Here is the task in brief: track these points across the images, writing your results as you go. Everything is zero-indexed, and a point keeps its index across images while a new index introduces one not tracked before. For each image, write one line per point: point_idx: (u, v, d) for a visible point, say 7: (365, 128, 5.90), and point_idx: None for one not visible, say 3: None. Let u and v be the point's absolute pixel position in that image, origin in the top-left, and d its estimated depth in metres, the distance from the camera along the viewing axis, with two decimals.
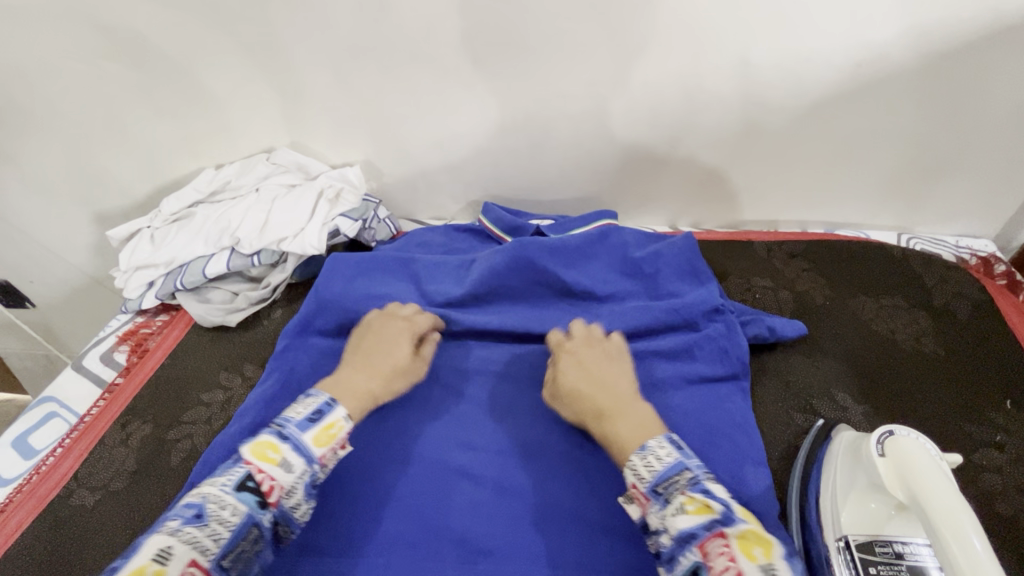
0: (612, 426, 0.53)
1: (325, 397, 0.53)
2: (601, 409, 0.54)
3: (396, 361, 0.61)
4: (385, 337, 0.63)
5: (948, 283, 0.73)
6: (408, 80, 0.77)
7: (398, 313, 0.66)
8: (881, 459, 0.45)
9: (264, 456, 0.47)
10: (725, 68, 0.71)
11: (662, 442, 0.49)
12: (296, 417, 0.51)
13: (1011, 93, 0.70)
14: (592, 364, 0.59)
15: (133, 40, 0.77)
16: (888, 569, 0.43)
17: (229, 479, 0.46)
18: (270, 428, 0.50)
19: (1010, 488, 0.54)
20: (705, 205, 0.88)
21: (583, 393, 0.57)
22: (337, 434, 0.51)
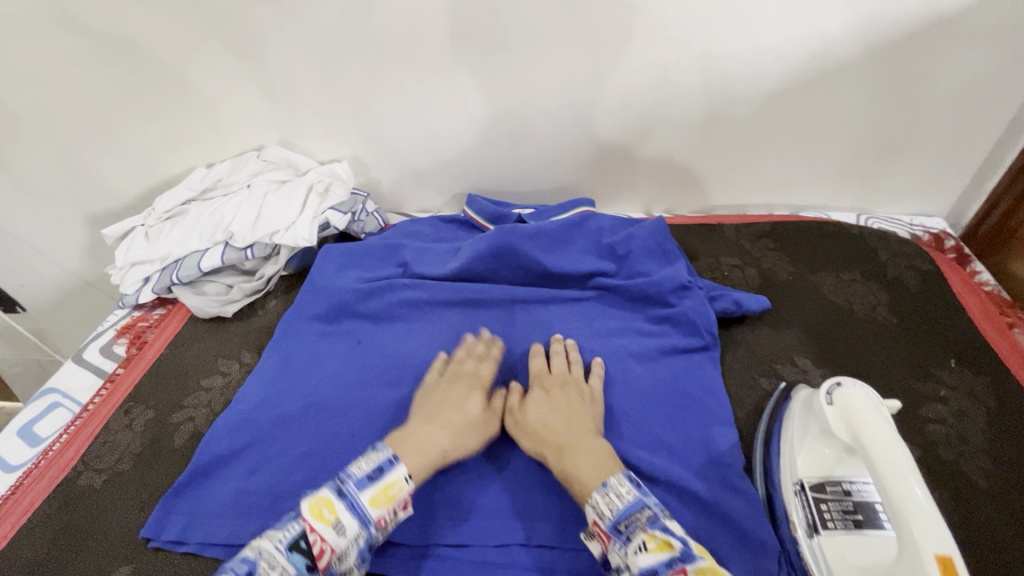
0: (569, 458, 0.54)
1: (388, 453, 0.53)
2: (560, 442, 0.55)
3: (466, 415, 0.59)
4: (454, 387, 0.62)
5: (899, 258, 0.79)
6: (391, 78, 0.81)
7: (470, 366, 0.65)
8: (830, 408, 0.50)
9: (319, 514, 0.48)
10: (689, 61, 0.76)
11: (621, 480, 0.50)
12: (357, 472, 0.51)
13: (952, 80, 0.75)
14: (552, 396, 0.60)
15: (124, 44, 0.80)
16: (837, 505, 0.48)
17: (285, 536, 0.47)
18: (332, 483, 0.50)
19: (951, 436, 0.59)
20: (677, 191, 0.92)
21: (545, 424, 0.57)
22: (396, 494, 0.51)
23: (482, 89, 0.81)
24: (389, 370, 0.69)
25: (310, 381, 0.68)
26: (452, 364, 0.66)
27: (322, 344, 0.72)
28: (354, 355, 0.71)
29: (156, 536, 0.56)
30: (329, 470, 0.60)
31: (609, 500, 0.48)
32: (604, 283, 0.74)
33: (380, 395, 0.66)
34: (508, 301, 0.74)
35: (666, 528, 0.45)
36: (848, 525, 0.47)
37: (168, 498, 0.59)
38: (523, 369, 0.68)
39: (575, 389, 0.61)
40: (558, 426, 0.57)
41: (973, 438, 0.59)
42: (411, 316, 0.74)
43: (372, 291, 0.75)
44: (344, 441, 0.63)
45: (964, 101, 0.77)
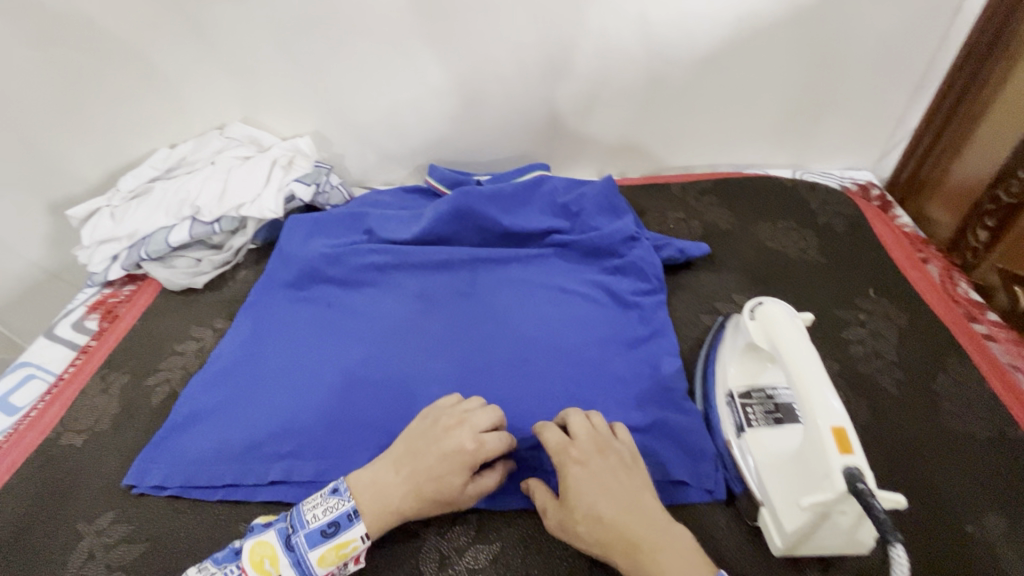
0: (651, 558, 0.45)
1: (349, 506, 0.53)
2: (633, 538, 0.46)
3: (440, 487, 0.52)
4: (440, 446, 0.53)
5: (828, 205, 0.86)
6: (348, 51, 0.84)
7: (475, 426, 0.55)
8: (754, 322, 0.56)
9: (261, 564, 0.51)
10: (630, 27, 0.81)
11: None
12: (311, 523, 0.52)
13: (871, 38, 0.82)
14: (598, 474, 0.50)
15: (81, 23, 0.80)
16: (760, 406, 0.56)
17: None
18: (283, 531, 0.52)
19: (869, 353, 0.67)
20: (628, 155, 0.97)
21: (602, 516, 0.47)
22: (348, 553, 0.52)
23: (439, 60, 0.85)
24: (357, 328, 0.72)
25: (280, 343, 0.71)
26: (457, 412, 0.56)
27: (291, 307, 0.75)
28: (323, 317, 0.74)
29: (139, 483, 0.60)
30: (305, 417, 0.64)
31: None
32: (559, 238, 0.79)
33: (350, 349, 0.70)
34: (469, 261, 0.77)
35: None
36: (770, 422, 0.55)
37: (148, 450, 0.63)
38: (485, 320, 0.72)
39: (611, 461, 0.51)
40: (619, 516, 0.47)
41: (887, 354, 0.67)
42: (377, 279, 0.77)
43: (339, 256, 0.78)
44: (318, 389, 0.66)
45: (881, 58, 0.84)
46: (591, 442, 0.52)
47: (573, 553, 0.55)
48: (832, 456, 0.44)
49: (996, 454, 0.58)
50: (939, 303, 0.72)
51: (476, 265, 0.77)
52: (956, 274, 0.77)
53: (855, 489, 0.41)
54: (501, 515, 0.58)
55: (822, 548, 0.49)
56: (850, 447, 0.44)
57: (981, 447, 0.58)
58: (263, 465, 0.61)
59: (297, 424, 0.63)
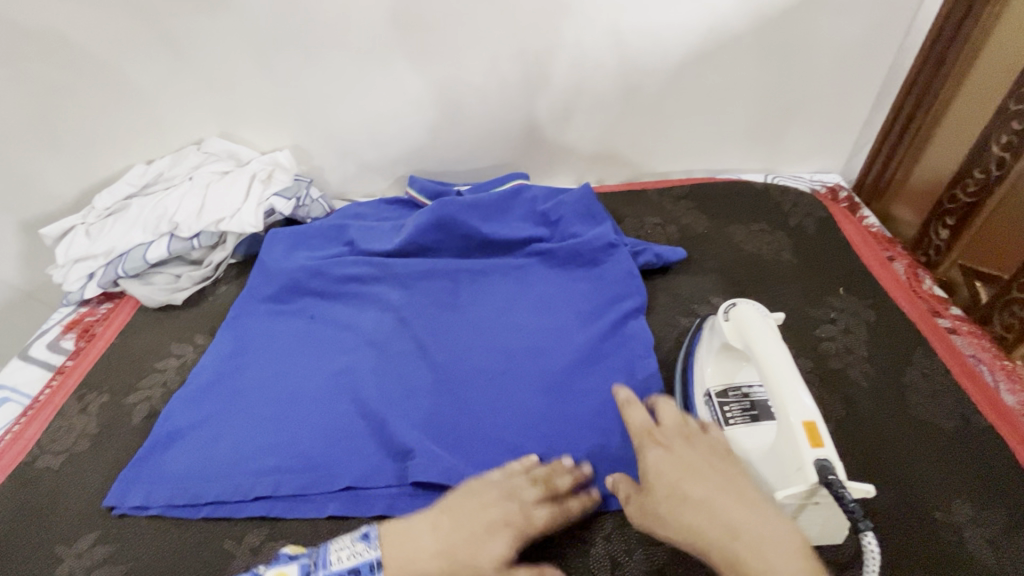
0: (755, 551, 0.42)
1: (374, 554, 0.51)
2: (733, 525, 0.43)
3: (479, 555, 0.49)
4: (490, 509, 0.52)
5: (799, 207, 0.89)
6: (326, 65, 0.85)
7: (530, 499, 0.54)
8: (727, 324, 0.58)
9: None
10: (602, 38, 0.83)
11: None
12: (334, 564, 0.51)
13: (834, 46, 0.86)
14: (683, 450, 0.49)
15: (54, 41, 0.80)
16: (738, 405, 0.56)
17: None
18: (304, 566, 0.51)
19: (841, 349, 0.69)
20: (606, 163, 0.99)
21: (693, 499, 0.45)
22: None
23: (417, 72, 0.86)
24: (340, 340, 0.72)
25: (261, 357, 0.71)
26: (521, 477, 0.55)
27: (274, 321, 0.75)
28: (305, 330, 0.74)
29: (119, 504, 0.60)
30: (289, 431, 0.64)
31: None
32: (540, 246, 0.80)
33: (334, 361, 0.70)
34: (451, 271, 0.78)
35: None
36: (747, 420, 0.56)
37: (128, 470, 0.62)
38: (469, 328, 0.73)
39: (695, 438, 0.51)
40: (715, 498, 0.45)
41: (858, 350, 0.69)
42: (358, 290, 0.77)
43: (320, 268, 0.78)
44: (301, 402, 0.66)
45: (844, 65, 0.88)
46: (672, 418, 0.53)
47: (555, 554, 0.56)
48: (804, 449, 0.46)
49: (962, 442, 0.60)
50: (905, 299, 0.75)
51: (459, 274, 0.78)
52: (921, 270, 0.80)
53: (826, 481, 0.44)
54: None
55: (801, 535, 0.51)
56: (820, 440, 0.46)
57: (947, 436, 0.61)
58: (247, 480, 0.60)
59: (281, 438, 0.63)
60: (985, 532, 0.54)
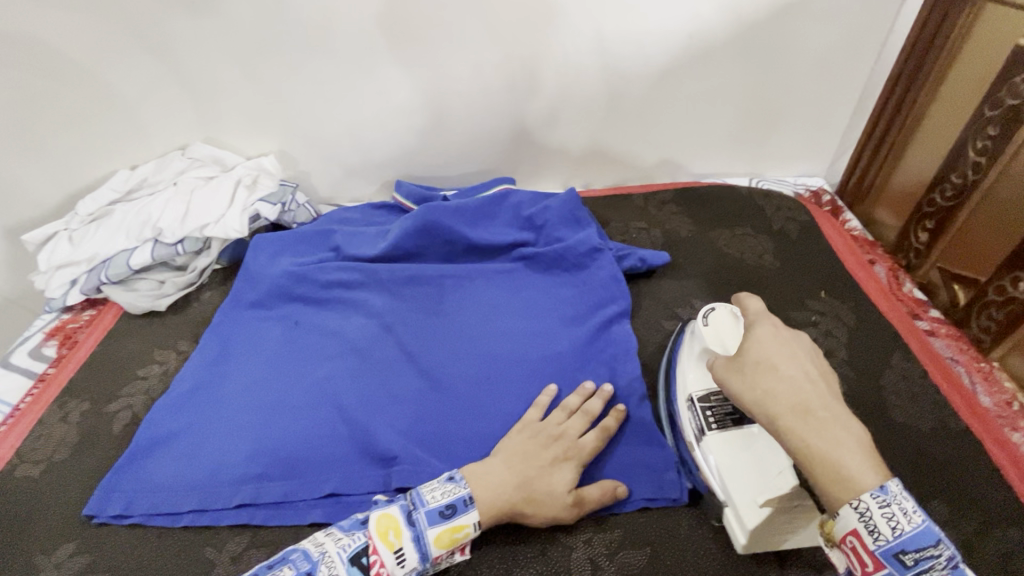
0: (825, 429, 0.42)
1: (465, 491, 0.54)
2: (809, 404, 0.43)
3: (553, 483, 0.56)
4: (550, 448, 0.58)
5: (782, 211, 0.90)
6: (311, 72, 0.85)
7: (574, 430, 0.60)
8: (708, 328, 0.61)
9: (384, 536, 0.52)
10: (586, 44, 0.84)
11: (903, 492, 0.40)
12: (431, 503, 0.53)
13: (814, 51, 0.87)
14: (791, 346, 0.47)
15: (35, 46, 0.79)
16: (720, 408, 0.57)
17: (349, 544, 0.51)
18: (404, 505, 0.54)
19: (822, 352, 0.70)
20: (592, 167, 1.00)
21: (781, 373, 0.45)
22: (460, 538, 0.53)
23: (402, 77, 0.86)
24: (325, 346, 0.72)
25: (245, 364, 0.71)
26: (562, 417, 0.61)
27: (259, 326, 0.75)
28: (289, 336, 0.73)
29: (99, 512, 0.59)
30: (271, 437, 0.63)
31: (885, 516, 0.39)
32: (525, 251, 0.81)
33: (318, 368, 0.70)
34: (435, 276, 0.78)
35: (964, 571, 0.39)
36: (729, 424, 0.57)
37: (108, 479, 0.61)
38: (454, 334, 0.73)
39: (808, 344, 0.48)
40: (799, 379, 0.45)
41: (839, 352, 0.70)
42: (343, 295, 0.77)
43: (305, 274, 0.77)
44: (284, 409, 0.66)
45: (825, 71, 0.89)
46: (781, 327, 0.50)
47: (536, 558, 0.56)
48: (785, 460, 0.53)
49: (939, 444, 0.61)
50: (886, 302, 0.76)
51: (444, 279, 0.78)
52: (901, 274, 0.81)
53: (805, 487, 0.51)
54: None
55: (779, 537, 0.53)
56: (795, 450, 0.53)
57: (926, 437, 0.62)
58: (229, 487, 0.60)
59: (264, 445, 0.63)
60: (960, 532, 0.55)
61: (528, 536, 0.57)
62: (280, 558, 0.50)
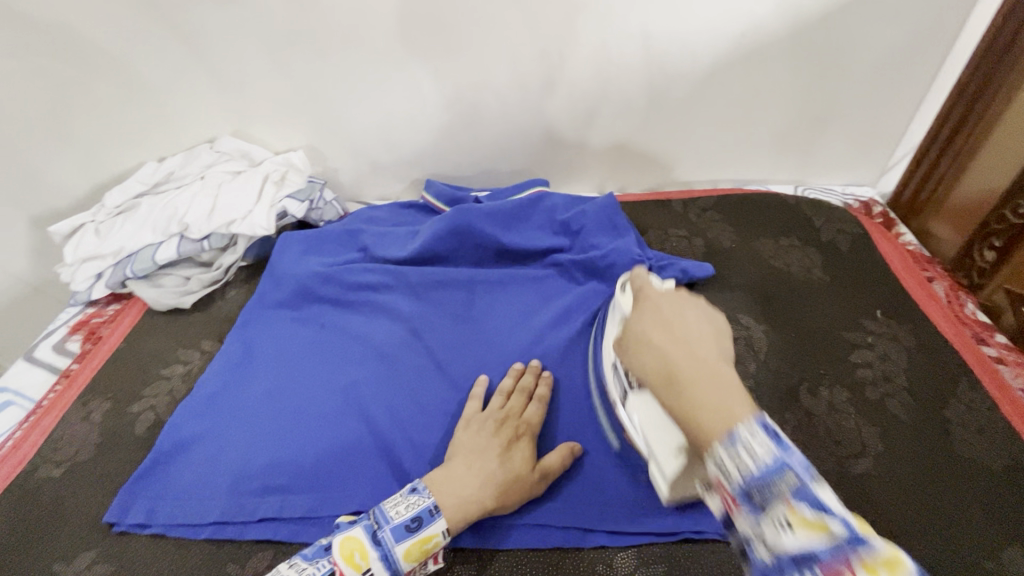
0: (684, 393, 0.39)
1: (430, 501, 0.52)
2: (673, 367, 0.40)
3: (512, 465, 0.55)
4: (501, 432, 0.58)
5: (832, 222, 0.84)
6: (344, 66, 0.82)
7: (516, 411, 0.60)
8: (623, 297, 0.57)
9: (350, 558, 0.49)
10: (631, 44, 0.80)
11: (755, 432, 0.34)
12: (395, 519, 0.51)
13: (873, 53, 0.81)
14: (669, 314, 0.45)
15: (67, 35, 0.78)
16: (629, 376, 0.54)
17: (315, 572, 0.48)
18: (367, 524, 0.51)
19: (877, 377, 0.65)
20: (629, 171, 0.96)
21: (652, 346, 0.43)
22: (431, 549, 0.51)
23: (436, 72, 0.83)
24: (352, 352, 0.69)
25: (268, 368, 0.68)
26: (500, 400, 0.62)
27: (285, 328, 0.73)
28: (316, 340, 0.71)
29: (120, 520, 0.58)
30: (295, 447, 0.61)
31: (733, 463, 0.34)
32: (560, 258, 0.77)
33: (344, 375, 0.67)
34: (467, 282, 0.75)
35: (820, 499, 0.31)
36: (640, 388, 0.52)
37: (130, 483, 0.60)
38: (486, 344, 0.70)
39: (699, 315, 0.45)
40: (669, 349, 0.42)
41: (897, 378, 0.65)
42: (371, 298, 0.74)
43: (333, 275, 0.75)
44: (310, 415, 0.64)
45: (883, 74, 0.84)
46: (669, 296, 0.48)
47: None
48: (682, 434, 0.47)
49: (1008, 484, 0.57)
50: (948, 325, 0.71)
51: (475, 285, 0.75)
52: (962, 293, 0.76)
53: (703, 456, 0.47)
54: (505, 553, 0.55)
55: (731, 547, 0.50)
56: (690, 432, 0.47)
57: (995, 477, 0.57)
58: (252, 498, 0.58)
59: (289, 456, 0.61)
60: None
61: (575, 571, 0.54)
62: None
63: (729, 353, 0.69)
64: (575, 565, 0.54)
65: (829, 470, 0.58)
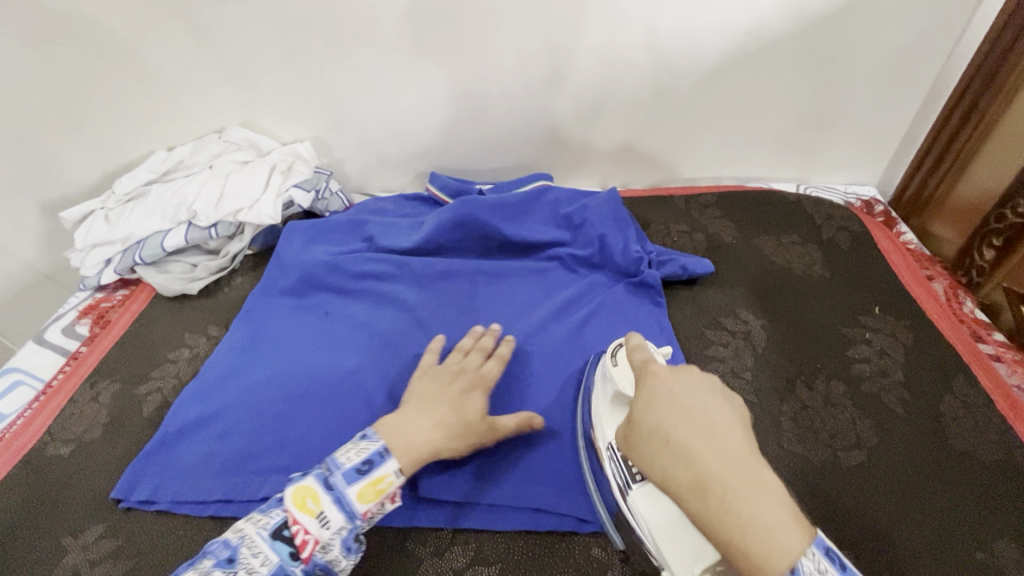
0: (722, 503, 0.35)
1: (379, 445, 0.52)
2: (704, 474, 0.36)
3: (464, 412, 0.56)
4: (456, 383, 0.59)
5: (833, 220, 0.85)
6: (352, 58, 0.83)
7: (472, 366, 0.61)
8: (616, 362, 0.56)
9: (302, 505, 0.49)
10: (636, 40, 0.81)
11: (818, 563, 0.33)
12: (346, 464, 0.51)
13: (877, 52, 0.82)
14: (683, 395, 0.41)
15: (80, 24, 0.79)
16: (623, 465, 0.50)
17: (269, 521, 0.49)
18: (318, 471, 0.51)
19: (875, 372, 0.66)
20: (632, 167, 0.96)
21: (673, 444, 0.39)
22: (385, 489, 0.50)
23: (442, 65, 0.84)
24: (354, 339, 0.70)
25: (273, 353, 0.70)
26: (457, 356, 0.63)
27: (289, 315, 0.74)
28: (320, 327, 0.72)
29: (127, 497, 0.59)
30: (299, 431, 0.62)
31: None
32: (562, 251, 0.78)
33: (347, 361, 0.68)
34: (469, 273, 0.76)
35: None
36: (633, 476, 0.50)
37: (136, 462, 0.61)
38: None
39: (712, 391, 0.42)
40: (691, 445, 0.38)
41: (894, 373, 0.66)
42: (374, 287, 0.75)
43: (339, 263, 0.76)
44: (313, 399, 0.65)
45: (887, 73, 0.84)
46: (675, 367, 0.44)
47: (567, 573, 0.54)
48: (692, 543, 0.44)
49: (1002, 478, 0.57)
50: (946, 323, 0.71)
51: (477, 276, 0.76)
52: (962, 292, 0.76)
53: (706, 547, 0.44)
54: (500, 536, 0.56)
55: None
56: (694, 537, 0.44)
57: (988, 471, 0.58)
58: (255, 478, 0.59)
59: (292, 438, 0.62)
60: None
61: (569, 554, 0.55)
62: (199, 555, 0.48)
63: (728, 346, 0.69)
64: (570, 548, 0.55)
65: (824, 462, 0.59)
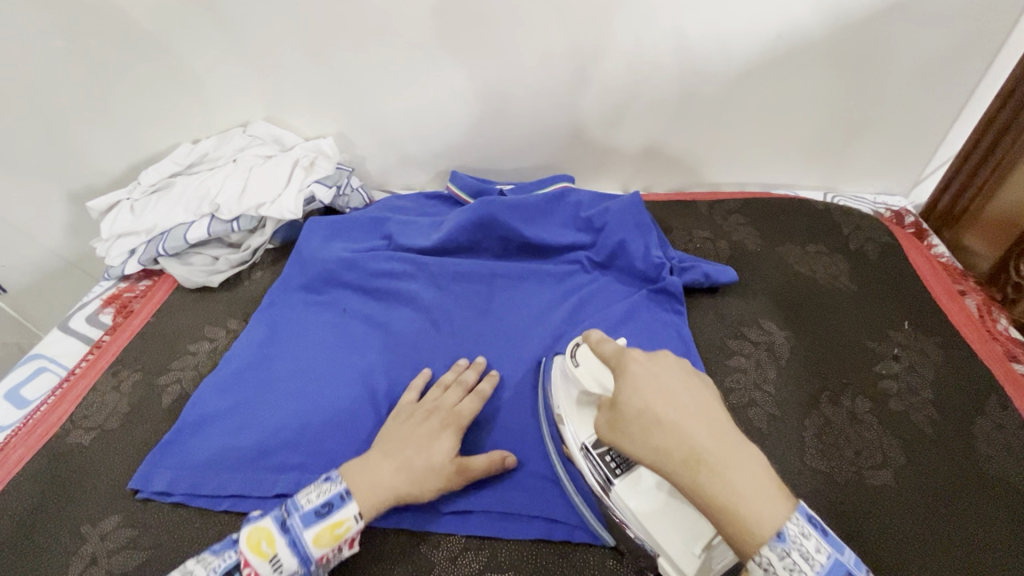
0: (721, 479, 0.37)
1: (341, 487, 0.52)
2: (700, 450, 0.38)
3: (431, 454, 0.54)
4: (428, 421, 0.58)
5: (861, 230, 0.83)
6: (377, 55, 0.83)
7: (447, 403, 0.60)
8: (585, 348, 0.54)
9: (256, 547, 0.49)
10: (664, 41, 0.79)
11: (804, 531, 0.37)
12: (305, 506, 0.51)
13: (913, 57, 0.79)
14: (664, 377, 0.41)
15: (113, 17, 0.80)
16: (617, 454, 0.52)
17: (221, 563, 0.49)
18: (276, 512, 0.51)
19: (902, 390, 0.64)
20: (655, 170, 0.95)
21: (665, 425, 0.39)
22: (342, 534, 0.50)
23: (467, 64, 0.83)
24: (370, 339, 0.70)
25: (291, 350, 0.70)
26: (437, 392, 0.62)
27: (307, 312, 0.74)
28: (337, 324, 0.72)
29: (144, 487, 0.59)
30: (314, 428, 0.62)
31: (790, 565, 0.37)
32: (581, 255, 0.77)
33: (362, 360, 0.68)
34: (487, 275, 0.75)
35: None
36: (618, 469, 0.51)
37: (155, 453, 0.62)
38: (503, 338, 0.70)
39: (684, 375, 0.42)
40: (685, 424, 0.39)
41: (923, 391, 0.64)
42: (392, 286, 0.75)
43: (358, 260, 0.76)
44: (328, 398, 0.65)
45: (923, 80, 0.82)
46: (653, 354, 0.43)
47: None
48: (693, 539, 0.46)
49: None
50: (978, 341, 0.69)
51: (495, 278, 0.75)
52: (995, 309, 0.74)
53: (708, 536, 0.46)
54: (514, 543, 0.56)
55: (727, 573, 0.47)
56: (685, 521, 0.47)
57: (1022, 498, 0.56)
58: (269, 475, 0.59)
59: (306, 436, 0.62)
60: None
61: (584, 565, 0.54)
62: None
63: (750, 357, 0.68)
64: (583, 560, 0.55)
65: (847, 480, 0.57)
